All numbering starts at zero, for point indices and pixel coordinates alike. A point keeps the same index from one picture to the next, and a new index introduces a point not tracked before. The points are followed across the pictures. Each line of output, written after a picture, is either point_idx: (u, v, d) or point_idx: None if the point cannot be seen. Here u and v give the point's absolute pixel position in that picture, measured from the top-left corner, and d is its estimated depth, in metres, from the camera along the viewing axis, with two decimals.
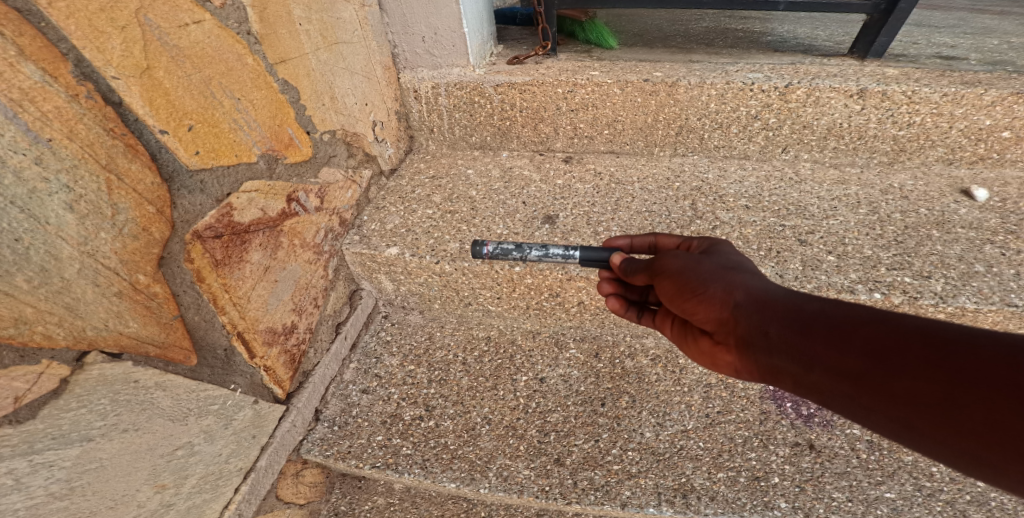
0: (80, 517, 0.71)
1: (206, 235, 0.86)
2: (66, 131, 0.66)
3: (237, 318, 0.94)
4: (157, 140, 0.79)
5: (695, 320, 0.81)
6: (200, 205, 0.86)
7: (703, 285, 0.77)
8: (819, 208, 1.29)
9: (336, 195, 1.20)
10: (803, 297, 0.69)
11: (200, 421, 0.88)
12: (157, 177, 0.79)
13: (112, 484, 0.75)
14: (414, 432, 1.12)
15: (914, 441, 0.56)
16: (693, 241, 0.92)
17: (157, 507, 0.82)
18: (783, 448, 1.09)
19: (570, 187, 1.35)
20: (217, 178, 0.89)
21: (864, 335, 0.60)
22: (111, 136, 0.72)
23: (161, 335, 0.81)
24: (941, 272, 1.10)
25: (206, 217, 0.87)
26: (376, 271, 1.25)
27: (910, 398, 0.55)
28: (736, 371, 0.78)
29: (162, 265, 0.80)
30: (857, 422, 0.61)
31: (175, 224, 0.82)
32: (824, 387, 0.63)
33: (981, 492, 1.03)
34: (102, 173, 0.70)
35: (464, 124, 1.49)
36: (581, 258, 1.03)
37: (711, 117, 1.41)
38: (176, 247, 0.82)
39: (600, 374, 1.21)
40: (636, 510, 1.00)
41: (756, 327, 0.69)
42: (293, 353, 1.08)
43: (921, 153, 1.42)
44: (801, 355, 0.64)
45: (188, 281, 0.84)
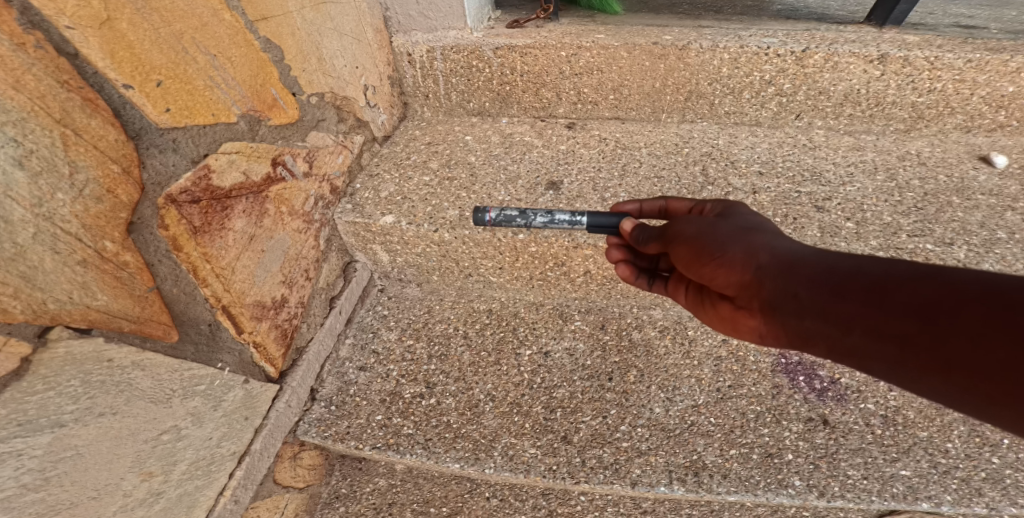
0: (59, 510, 0.65)
1: (182, 201, 0.80)
2: (13, 80, 0.57)
3: (221, 291, 0.87)
4: (120, 95, 0.71)
5: (713, 286, 0.72)
6: (173, 166, 0.79)
7: (721, 249, 0.69)
8: (834, 175, 1.18)
9: (325, 160, 1.13)
10: (836, 255, 0.61)
11: (185, 403, 0.82)
12: (121, 134, 0.72)
13: (92, 473, 0.69)
14: (415, 411, 1.06)
15: (976, 406, 0.48)
16: (705, 205, 0.83)
17: (145, 496, 0.77)
18: (796, 423, 1.04)
19: (574, 152, 1.28)
20: (191, 138, 0.82)
21: (911, 291, 0.52)
22: (66, 89, 0.64)
23: (135, 309, 0.75)
24: (963, 239, 1.01)
25: (181, 180, 0.80)
26: (371, 242, 1.18)
27: (969, 359, 0.47)
28: (761, 337, 0.71)
29: (132, 232, 0.74)
30: (907, 388, 0.53)
31: (145, 186, 0.76)
32: (865, 351, 0.55)
33: (996, 469, 0.97)
34: (57, 129, 0.63)
35: (462, 90, 1.41)
36: (589, 224, 0.92)
37: (723, 82, 1.31)
38: (148, 212, 0.76)
39: (607, 347, 1.16)
40: (647, 489, 0.96)
41: (784, 290, 0.61)
42: (285, 329, 1.02)
43: (939, 121, 1.30)
44: (838, 317, 0.56)
45: (163, 250, 0.78)
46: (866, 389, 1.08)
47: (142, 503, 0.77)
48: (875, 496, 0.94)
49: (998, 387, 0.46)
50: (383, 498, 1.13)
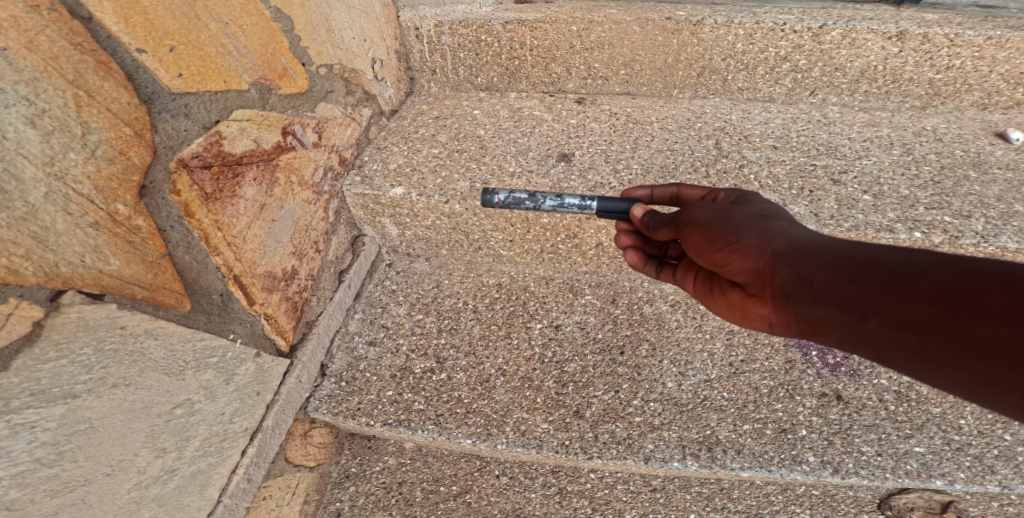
0: (74, 485, 0.65)
1: (194, 166, 0.79)
2: (24, 41, 0.56)
3: (232, 260, 0.86)
4: (133, 60, 0.70)
5: (723, 272, 0.72)
6: (184, 132, 0.78)
7: (735, 235, 0.68)
8: (850, 149, 1.15)
9: (334, 132, 1.11)
10: (855, 244, 0.62)
11: (198, 376, 0.81)
12: (133, 98, 0.70)
13: (107, 447, 0.68)
14: (426, 386, 1.06)
15: (988, 396, 0.49)
16: (719, 193, 0.83)
17: (159, 473, 0.77)
18: (809, 399, 1.03)
19: (585, 126, 1.26)
20: (203, 104, 0.81)
21: (930, 280, 0.53)
22: (79, 51, 0.63)
23: (147, 275, 0.73)
24: (981, 212, 0.99)
25: (192, 145, 0.79)
26: (380, 215, 1.17)
27: (989, 347, 0.47)
28: (769, 325, 0.72)
29: (145, 196, 0.72)
30: (918, 377, 0.54)
31: (157, 150, 0.74)
32: (880, 338, 0.56)
33: (1008, 446, 0.97)
34: (70, 90, 0.62)
35: (470, 65, 1.38)
36: (598, 209, 0.92)
37: (737, 58, 1.28)
38: (160, 176, 0.74)
39: (618, 321, 1.15)
40: (660, 464, 0.95)
41: (800, 276, 0.62)
42: (295, 301, 1.01)
43: (956, 98, 1.26)
44: (853, 304, 0.57)
45: (175, 216, 0.77)
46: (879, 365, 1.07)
47: (156, 480, 0.77)
48: (889, 473, 0.94)
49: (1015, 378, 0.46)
50: (393, 477, 1.12)
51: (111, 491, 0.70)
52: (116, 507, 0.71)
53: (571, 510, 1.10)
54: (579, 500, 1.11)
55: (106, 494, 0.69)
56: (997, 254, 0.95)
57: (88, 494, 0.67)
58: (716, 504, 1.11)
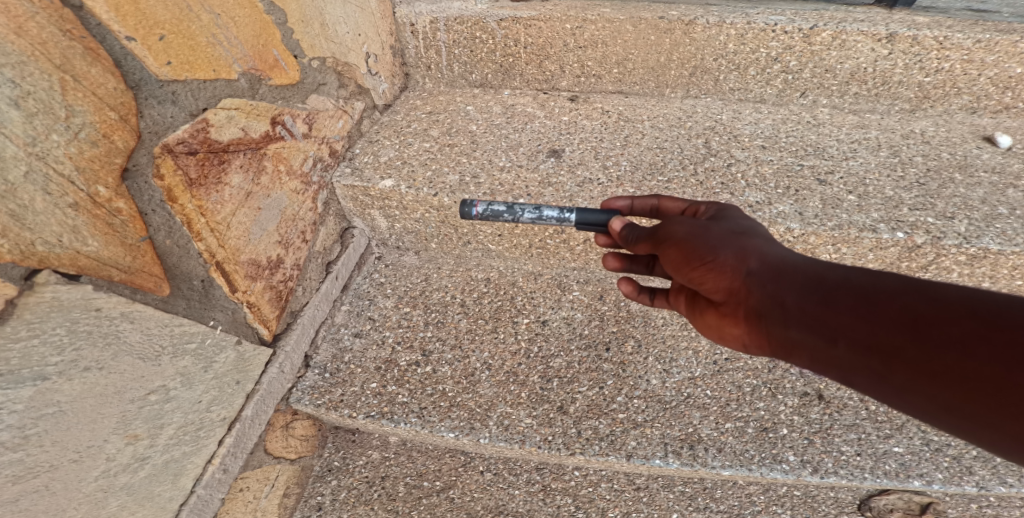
0: (39, 470, 0.64)
1: (179, 151, 0.78)
2: (14, 26, 0.56)
3: (215, 246, 0.86)
4: (122, 47, 0.70)
5: (701, 290, 0.69)
6: (171, 118, 0.78)
7: (712, 252, 0.66)
8: (838, 150, 1.16)
9: (325, 123, 1.10)
10: (827, 264, 0.60)
11: (175, 362, 0.80)
12: (120, 83, 0.70)
13: (75, 433, 0.68)
14: (410, 379, 1.06)
15: (952, 424, 0.48)
16: (700, 206, 0.79)
17: (130, 461, 0.76)
18: (792, 397, 1.03)
19: (576, 123, 1.26)
20: (191, 92, 0.81)
21: (899, 305, 0.51)
22: (69, 38, 0.63)
23: (126, 258, 0.72)
24: (964, 214, 0.99)
25: (179, 131, 0.79)
26: (370, 207, 1.17)
27: (953, 376, 0.46)
28: (744, 345, 0.69)
29: (127, 179, 0.72)
30: (886, 403, 0.52)
31: (142, 135, 0.74)
32: (847, 363, 0.54)
33: (987, 448, 0.97)
34: (57, 74, 0.61)
35: (464, 61, 1.38)
36: (576, 221, 0.89)
37: (728, 58, 1.29)
38: (144, 160, 0.74)
39: (605, 317, 1.14)
40: (642, 461, 0.95)
41: (772, 297, 0.60)
42: (279, 291, 1.00)
43: (945, 101, 1.26)
44: (824, 328, 0.55)
45: (157, 200, 0.76)
46: None
47: (126, 468, 0.76)
48: (869, 472, 0.94)
49: (979, 409, 0.45)
50: (375, 471, 1.11)
51: (77, 478, 0.69)
52: (81, 495, 0.70)
53: (554, 507, 1.10)
54: (562, 497, 1.10)
55: (72, 481, 0.69)
56: (979, 255, 0.95)
57: (53, 481, 0.66)
58: (698, 504, 1.10)
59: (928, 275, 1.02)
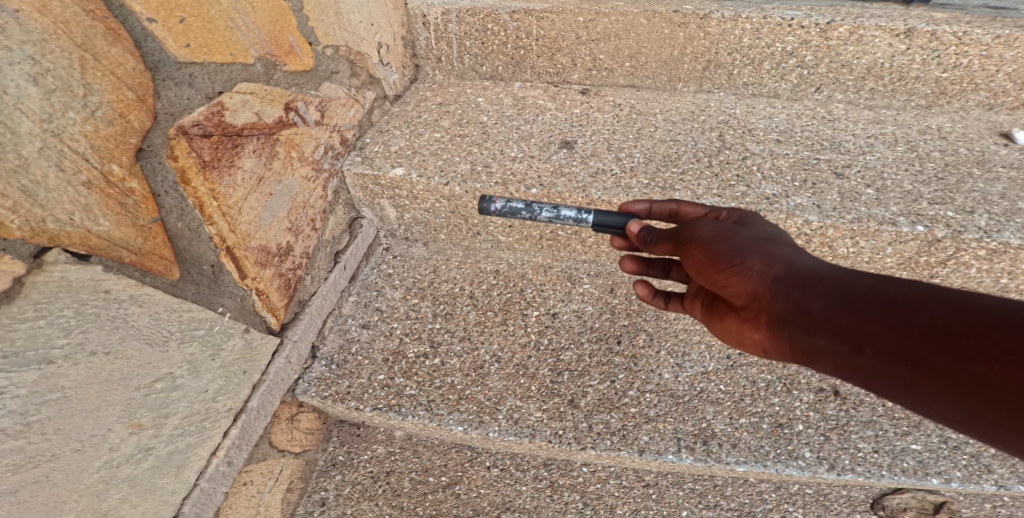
0: (40, 459, 0.62)
1: (194, 133, 0.77)
2: (38, 3, 0.55)
3: (226, 231, 0.84)
4: (143, 28, 0.68)
5: (724, 295, 0.69)
6: (186, 99, 0.76)
7: (739, 256, 0.65)
8: (854, 144, 1.14)
9: (337, 111, 1.09)
10: (854, 272, 0.59)
11: (182, 349, 0.78)
12: (138, 63, 0.69)
13: (78, 421, 0.66)
14: (419, 371, 1.04)
15: (979, 432, 0.47)
16: (721, 211, 0.79)
17: (133, 452, 0.74)
18: (807, 393, 1.01)
19: (588, 115, 1.25)
20: (208, 75, 0.79)
21: (928, 315, 0.50)
22: (91, 18, 0.61)
23: (136, 239, 0.70)
24: (984, 208, 0.98)
25: (193, 113, 0.77)
26: (379, 196, 1.15)
27: (981, 385, 0.45)
28: (764, 351, 0.69)
29: (141, 159, 0.70)
30: (910, 410, 0.52)
31: (157, 116, 0.73)
32: (873, 371, 0.54)
33: None
34: (77, 53, 0.60)
35: (475, 53, 1.37)
36: (594, 223, 0.89)
37: (743, 53, 1.27)
38: (158, 140, 0.72)
39: (616, 311, 1.13)
40: (655, 457, 0.93)
41: (797, 304, 0.60)
42: (289, 279, 0.98)
43: (961, 97, 1.25)
44: (848, 335, 0.55)
45: (170, 182, 0.75)
46: None
47: (129, 460, 0.74)
48: (886, 470, 0.92)
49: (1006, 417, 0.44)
50: (380, 466, 1.10)
51: (78, 469, 0.67)
52: (81, 486, 0.69)
53: (562, 504, 1.08)
54: (570, 494, 1.09)
55: (73, 472, 0.67)
56: (999, 250, 0.94)
57: (53, 470, 0.64)
58: (709, 501, 1.08)
59: (946, 270, 1.01)
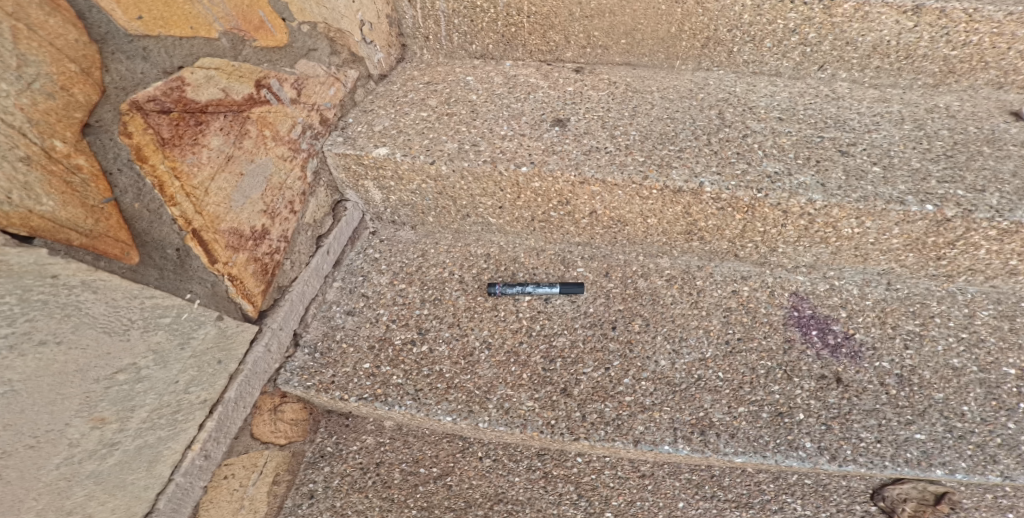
0: None
1: (150, 109, 0.72)
2: None
3: (192, 213, 0.79)
4: None
5: None
6: (140, 73, 0.72)
7: None
8: (859, 122, 1.09)
9: (316, 90, 1.03)
10: None
11: (146, 338, 0.74)
12: (82, 34, 0.64)
13: (30, 416, 0.61)
14: (406, 359, 1.00)
15: None
16: None
17: (97, 447, 0.70)
18: (808, 381, 0.95)
19: (582, 94, 1.20)
20: (165, 49, 0.75)
21: None
22: None
23: (87, 221, 0.66)
24: (995, 187, 0.94)
25: (149, 88, 0.72)
26: (363, 178, 1.09)
27: None
28: None
29: (88, 135, 0.66)
30: None
31: (107, 90, 0.68)
32: None
33: (1012, 435, 0.87)
34: (7, 21, 0.55)
35: (464, 31, 1.31)
36: None
37: (743, 29, 1.21)
38: (109, 116, 0.68)
39: (611, 295, 1.08)
40: (649, 447, 0.89)
41: None
42: (265, 264, 0.93)
43: (970, 76, 1.19)
44: None
45: (124, 159, 0.70)
46: (882, 346, 0.98)
47: (92, 455, 0.70)
48: (888, 461, 0.86)
49: None
50: (370, 457, 1.07)
51: (35, 466, 0.64)
52: (41, 484, 0.65)
53: (556, 495, 1.05)
54: (564, 485, 1.06)
55: (29, 469, 0.63)
56: (1012, 230, 0.91)
57: (6, 469, 0.60)
58: (706, 492, 1.05)
59: (954, 252, 0.97)
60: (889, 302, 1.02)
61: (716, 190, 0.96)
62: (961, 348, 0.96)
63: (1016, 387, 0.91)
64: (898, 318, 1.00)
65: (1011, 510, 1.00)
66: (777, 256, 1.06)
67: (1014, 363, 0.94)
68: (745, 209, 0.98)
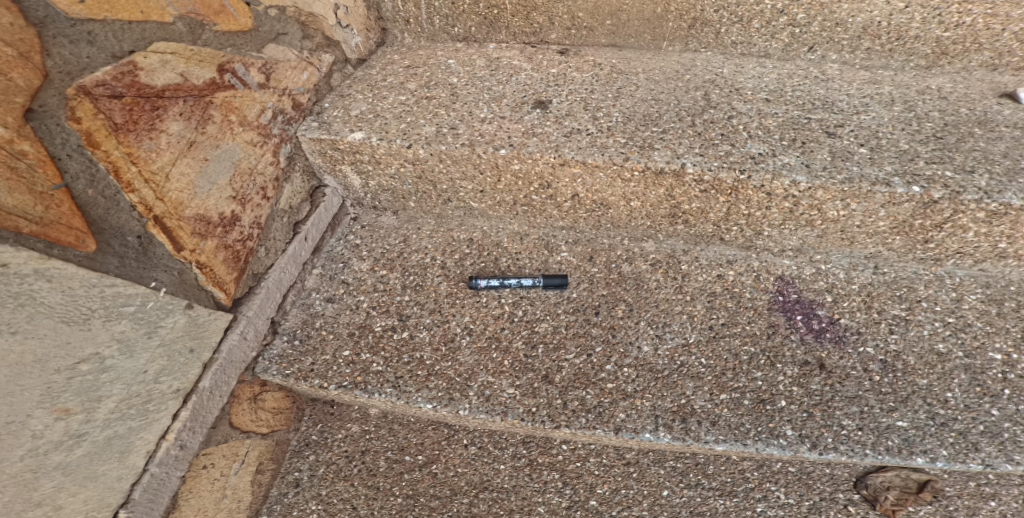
0: None
1: (100, 94, 0.71)
2: None
3: (152, 199, 0.77)
4: None
5: None
6: (87, 58, 0.70)
7: None
8: (848, 104, 1.07)
9: (287, 74, 1.01)
10: None
11: (109, 327, 0.73)
12: (18, 17, 0.63)
13: None
14: (386, 346, 0.99)
15: None
16: None
17: (63, 438, 0.69)
18: (791, 367, 0.94)
19: (566, 75, 1.17)
20: (113, 34, 0.73)
21: None
22: None
23: (36, 207, 0.65)
24: (985, 168, 0.92)
25: (98, 72, 0.71)
26: (341, 162, 1.07)
27: None
28: None
29: (32, 120, 0.64)
30: None
31: (51, 74, 0.66)
32: None
33: (994, 422, 0.86)
34: None
35: (446, 13, 1.27)
36: None
37: (731, 10, 1.18)
38: (53, 100, 0.66)
39: (595, 280, 1.06)
40: (631, 436, 0.88)
41: None
42: (236, 251, 0.91)
43: (964, 57, 1.16)
44: None
45: (74, 144, 0.69)
46: (866, 331, 0.96)
47: (58, 447, 0.69)
48: (869, 449, 0.85)
49: None
50: (355, 445, 1.06)
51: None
52: (5, 476, 0.63)
53: (541, 483, 1.04)
54: (549, 473, 1.05)
55: None
56: (1000, 212, 0.89)
57: None
58: (690, 480, 1.04)
59: (941, 235, 0.96)
60: (874, 286, 1.01)
61: (698, 171, 0.94)
62: (946, 333, 0.95)
63: (1001, 372, 0.90)
64: (884, 303, 0.99)
65: (993, 498, 1.00)
66: (763, 239, 1.04)
67: (1000, 348, 0.93)
68: (728, 192, 0.96)
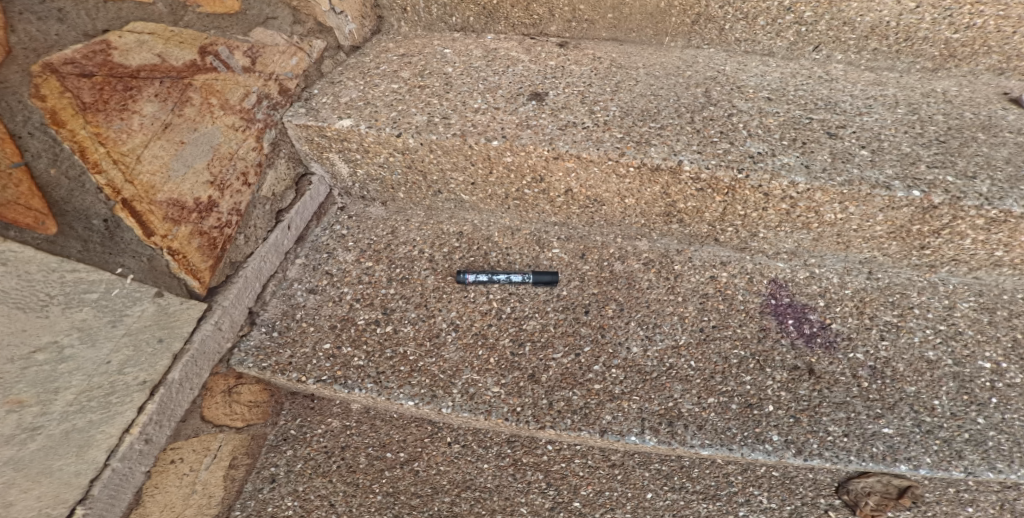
0: None
1: (68, 72, 0.68)
2: None
3: (121, 181, 0.74)
4: None
5: None
6: (56, 35, 0.68)
7: None
8: (851, 105, 1.04)
9: (274, 59, 0.97)
10: None
11: (69, 315, 0.70)
12: None
13: None
14: (369, 340, 0.96)
15: None
16: None
17: (15, 431, 0.66)
18: (780, 371, 0.91)
19: (563, 68, 1.14)
20: (85, 10, 0.72)
21: None
22: None
23: None
24: (987, 173, 0.89)
25: (67, 50, 0.69)
26: (327, 150, 1.04)
27: None
28: None
29: None
30: None
31: (15, 50, 0.64)
32: None
33: (980, 430, 0.84)
34: None
35: (443, 2, 1.24)
36: None
37: (735, 6, 1.15)
38: (16, 77, 0.64)
39: (585, 278, 1.03)
40: (616, 438, 0.86)
41: None
42: (212, 238, 0.88)
43: (971, 60, 1.13)
44: None
45: (36, 123, 0.66)
46: (857, 337, 0.94)
47: (10, 441, 0.66)
48: (855, 455, 0.82)
49: None
50: (335, 441, 1.03)
51: None
52: None
53: (524, 483, 1.02)
54: (533, 472, 1.03)
55: None
56: (1000, 219, 0.87)
57: None
58: (675, 483, 1.02)
59: (939, 241, 0.93)
60: (868, 292, 0.98)
61: (695, 168, 0.91)
62: (938, 340, 0.92)
63: (990, 381, 0.88)
64: (877, 308, 0.97)
65: (970, 503, 0.98)
66: (758, 241, 1.02)
67: (989, 357, 0.90)
68: (724, 191, 0.94)
